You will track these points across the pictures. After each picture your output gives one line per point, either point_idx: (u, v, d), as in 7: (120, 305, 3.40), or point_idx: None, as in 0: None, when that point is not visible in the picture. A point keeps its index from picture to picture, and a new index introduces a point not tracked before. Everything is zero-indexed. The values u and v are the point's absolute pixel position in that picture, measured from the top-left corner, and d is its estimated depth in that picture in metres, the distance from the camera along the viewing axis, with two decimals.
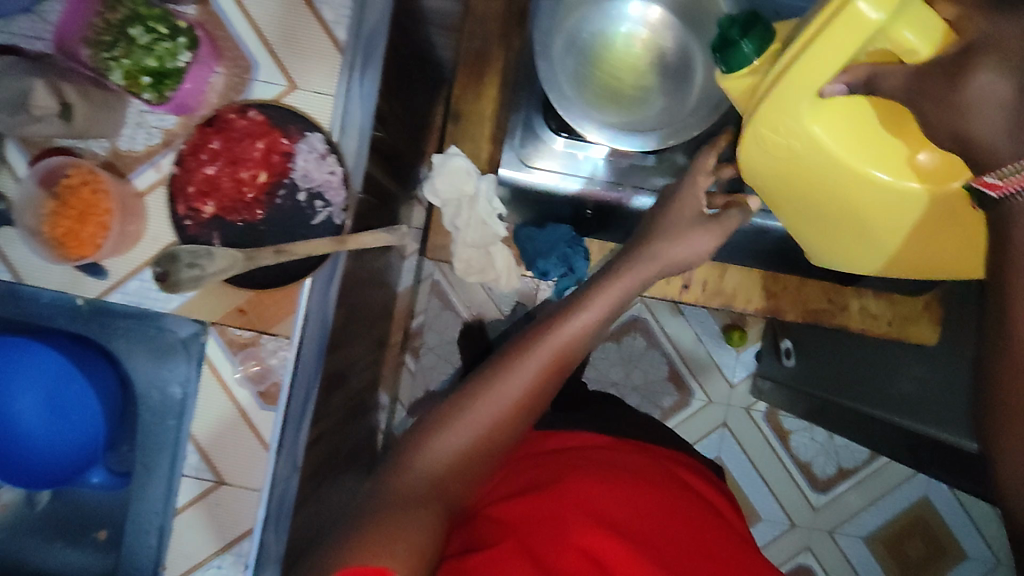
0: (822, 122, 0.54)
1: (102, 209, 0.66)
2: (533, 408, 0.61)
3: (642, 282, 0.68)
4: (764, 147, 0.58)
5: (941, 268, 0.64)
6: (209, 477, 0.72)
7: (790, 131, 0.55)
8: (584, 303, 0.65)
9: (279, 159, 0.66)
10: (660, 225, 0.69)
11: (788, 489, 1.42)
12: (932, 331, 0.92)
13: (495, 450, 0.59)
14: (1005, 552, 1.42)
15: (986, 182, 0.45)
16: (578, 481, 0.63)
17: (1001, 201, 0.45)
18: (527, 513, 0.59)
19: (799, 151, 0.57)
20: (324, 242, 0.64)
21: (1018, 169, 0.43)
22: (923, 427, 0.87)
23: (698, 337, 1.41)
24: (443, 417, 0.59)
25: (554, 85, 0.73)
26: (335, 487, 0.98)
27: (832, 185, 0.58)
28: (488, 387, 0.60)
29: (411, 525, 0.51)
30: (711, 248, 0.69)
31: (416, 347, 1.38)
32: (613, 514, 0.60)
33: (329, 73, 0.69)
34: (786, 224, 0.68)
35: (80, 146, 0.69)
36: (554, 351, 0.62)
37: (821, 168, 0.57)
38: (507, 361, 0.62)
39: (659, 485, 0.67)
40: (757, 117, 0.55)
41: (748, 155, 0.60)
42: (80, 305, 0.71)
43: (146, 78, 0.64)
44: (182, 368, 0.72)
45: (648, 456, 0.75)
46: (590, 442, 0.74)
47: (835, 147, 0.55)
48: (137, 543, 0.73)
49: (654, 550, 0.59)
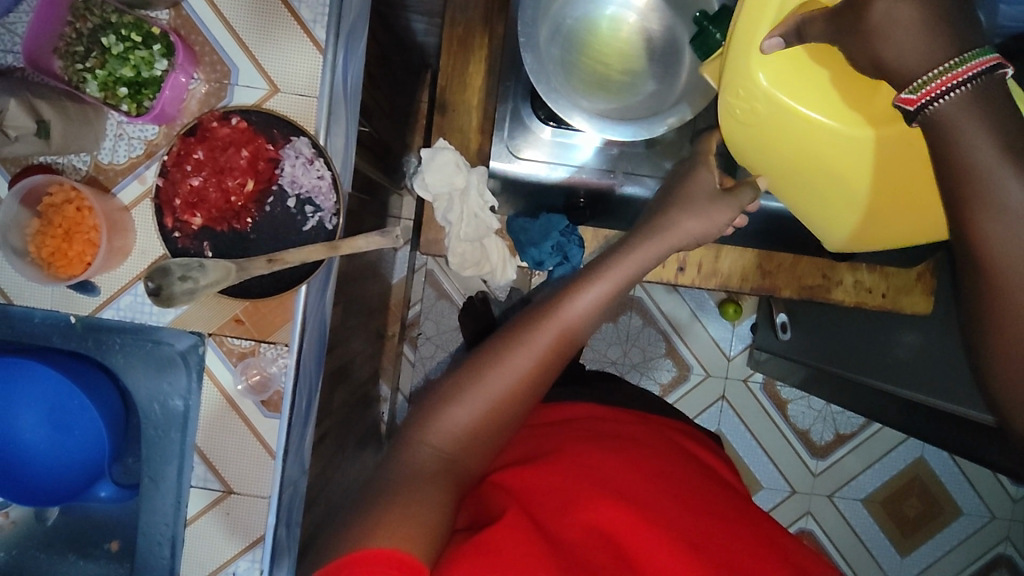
0: (777, 82, 0.57)
1: (88, 226, 0.65)
2: (537, 388, 0.60)
3: (657, 255, 0.66)
4: (735, 114, 0.61)
5: (924, 232, 0.65)
6: (217, 486, 0.72)
7: (751, 94, 0.58)
8: (588, 279, 0.63)
9: (266, 166, 0.65)
10: (675, 200, 0.68)
11: (788, 457, 1.44)
12: (925, 300, 0.94)
13: (503, 425, 0.59)
14: (999, 506, 1.46)
15: (903, 98, 0.46)
16: (581, 451, 0.63)
17: (919, 114, 0.46)
18: (531, 482, 0.59)
19: (765, 113, 0.59)
20: (317, 248, 0.63)
21: (935, 75, 0.44)
22: (917, 395, 0.88)
23: (693, 313, 1.41)
24: (451, 393, 0.59)
25: (542, 76, 0.71)
26: (341, 482, 0.99)
27: (801, 146, 0.60)
28: (496, 362, 0.59)
29: (420, 504, 0.50)
30: (726, 221, 0.68)
31: (414, 337, 1.38)
32: (618, 480, 0.61)
33: (310, 74, 0.68)
34: (775, 185, 0.68)
35: (61, 161, 0.68)
36: (558, 330, 0.60)
37: (788, 128, 0.59)
38: (510, 340, 0.61)
39: (659, 452, 0.68)
40: (724, 87, 0.60)
41: (722, 121, 0.64)
42: (74, 323, 0.71)
43: (123, 89, 0.64)
44: (183, 381, 0.72)
45: (648, 424, 0.76)
46: (591, 413, 0.75)
47: (798, 106, 0.57)
48: (150, 555, 0.73)
49: (660, 511, 0.59)
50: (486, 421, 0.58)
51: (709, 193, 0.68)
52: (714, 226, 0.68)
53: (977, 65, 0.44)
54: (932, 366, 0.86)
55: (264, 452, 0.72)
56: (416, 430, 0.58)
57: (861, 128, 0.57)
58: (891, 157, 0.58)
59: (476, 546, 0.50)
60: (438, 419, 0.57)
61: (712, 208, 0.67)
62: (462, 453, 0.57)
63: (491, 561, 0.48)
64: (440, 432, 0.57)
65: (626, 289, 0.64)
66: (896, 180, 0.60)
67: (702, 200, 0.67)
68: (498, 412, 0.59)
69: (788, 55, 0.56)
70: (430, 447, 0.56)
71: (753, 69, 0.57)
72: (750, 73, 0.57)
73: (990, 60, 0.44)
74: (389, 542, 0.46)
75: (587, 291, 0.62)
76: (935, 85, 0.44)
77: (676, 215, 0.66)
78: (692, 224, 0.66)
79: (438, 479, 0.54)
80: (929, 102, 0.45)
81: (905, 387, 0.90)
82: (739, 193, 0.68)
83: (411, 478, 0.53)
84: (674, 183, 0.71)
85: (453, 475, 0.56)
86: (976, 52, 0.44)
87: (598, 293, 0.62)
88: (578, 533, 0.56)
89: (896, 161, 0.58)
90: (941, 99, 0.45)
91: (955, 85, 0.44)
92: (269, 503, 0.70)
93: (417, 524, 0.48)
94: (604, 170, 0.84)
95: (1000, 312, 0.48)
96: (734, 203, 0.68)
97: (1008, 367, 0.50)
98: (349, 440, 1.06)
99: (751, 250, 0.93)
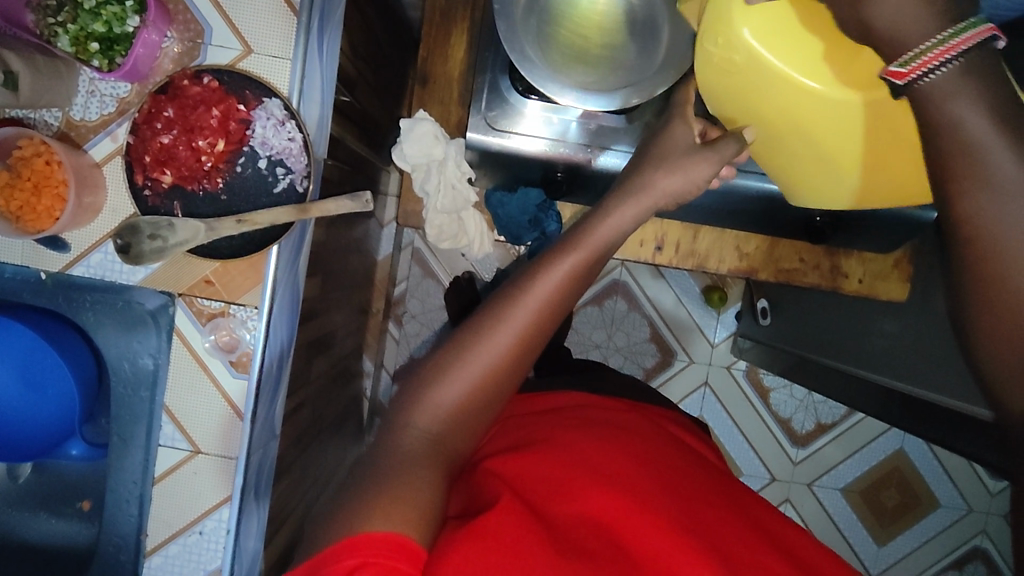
0: (760, 34, 0.56)
1: (58, 180, 0.64)
2: (517, 365, 0.60)
3: (637, 216, 0.65)
4: (712, 63, 0.60)
5: (904, 194, 0.65)
6: (185, 446, 0.73)
7: (729, 44, 0.57)
8: (560, 252, 0.62)
9: (237, 127, 0.65)
10: (657, 158, 0.66)
11: (768, 444, 1.45)
12: (899, 286, 0.97)
13: (490, 404, 0.60)
14: (977, 500, 1.47)
15: (893, 71, 0.46)
16: (571, 438, 0.64)
17: (908, 88, 0.46)
18: (523, 469, 0.60)
19: (741, 64, 0.58)
20: (286, 210, 0.65)
21: (927, 48, 0.44)
22: (887, 380, 0.87)
23: (678, 299, 1.42)
24: (435, 372, 0.59)
25: (516, 45, 0.72)
26: (316, 453, 0.99)
27: (773, 101, 0.60)
28: (478, 340, 0.59)
29: (410, 486, 0.51)
30: (711, 177, 0.66)
31: (399, 315, 1.38)
32: (605, 463, 0.61)
33: (286, 37, 0.68)
34: (761, 154, 0.69)
35: (33, 116, 0.67)
36: (537, 306, 0.60)
37: (763, 79, 0.58)
38: (488, 319, 0.60)
39: (645, 436, 0.68)
40: (704, 33, 0.58)
41: (698, 67, 0.63)
42: (44, 279, 0.71)
43: (94, 44, 0.64)
44: (153, 340, 0.72)
45: (636, 410, 0.76)
46: (579, 399, 0.75)
47: (773, 58, 0.56)
48: (118, 513, 0.74)
49: (650, 493, 0.59)
50: (468, 400, 0.58)
51: (685, 147, 0.66)
52: (692, 183, 0.66)
53: (970, 39, 0.43)
54: (906, 354, 0.86)
55: (233, 413, 0.72)
56: (402, 413, 0.58)
57: (831, 91, 0.56)
58: (858, 122, 0.59)
59: (471, 528, 0.50)
60: (422, 401, 0.58)
61: (688, 163, 0.65)
62: (448, 434, 0.58)
63: (483, 544, 0.49)
64: (425, 413, 0.58)
65: (599, 258, 0.63)
66: (870, 141, 0.60)
67: (676, 155, 0.66)
68: (478, 391, 0.59)
69: (773, 7, 0.55)
70: (416, 430, 0.57)
71: (737, 22, 0.55)
72: (733, 24, 0.56)
73: (985, 32, 0.44)
74: (384, 526, 0.47)
75: (557, 264, 0.60)
76: (929, 57, 0.44)
77: (652, 175, 0.65)
78: (668, 181, 0.65)
79: (427, 461, 0.55)
80: (919, 77, 0.45)
81: (884, 373, 0.88)
82: (720, 145, 0.64)
83: (399, 463, 0.54)
84: (654, 136, 0.69)
85: (442, 455, 0.57)
86: (970, 23, 0.44)
87: (572, 266, 0.61)
88: (569, 517, 0.56)
89: (870, 123, 0.58)
90: (932, 73, 0.44)
91: (946, 59, 0.44)
92: (238, 465, 0.70)
93: (411, 509, 0.50)
94: (582, 143, 0.82)
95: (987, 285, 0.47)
96: (715, 156, 0.65)
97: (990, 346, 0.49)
98: (330, 412, 1.07)
99: (730, 233, 0.95)
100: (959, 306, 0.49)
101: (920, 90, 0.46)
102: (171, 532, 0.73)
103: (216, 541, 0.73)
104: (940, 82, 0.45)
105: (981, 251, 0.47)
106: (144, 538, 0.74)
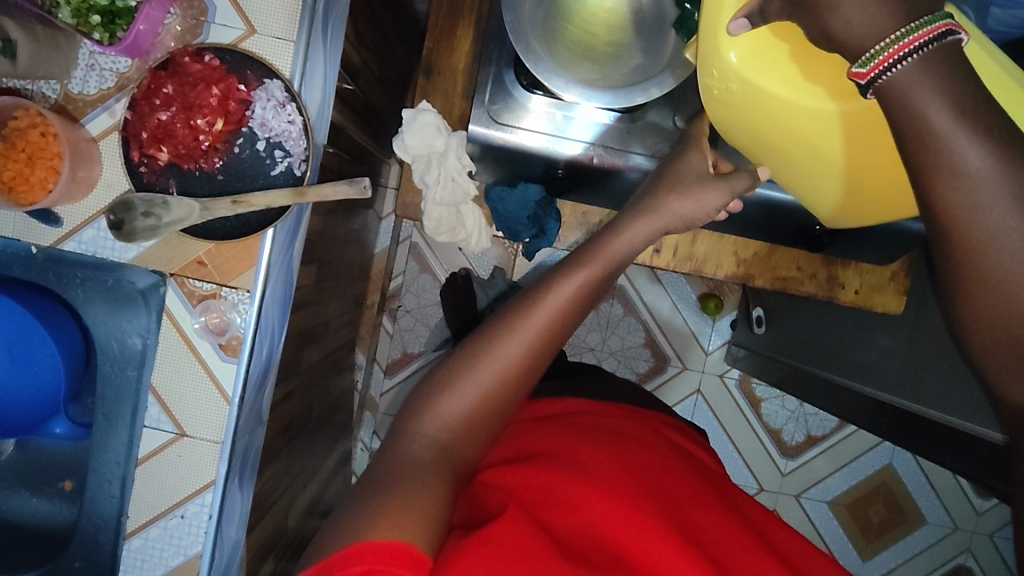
0: (749, 60, 0.55)
1: (52, 152, 0.64)
2: (527, 376, 0.59)
3: (648, 236, 0.66)
4: (712, 93, 0.60)
5: (898, 209, 0.64)
6: (170, 428, 0.72)
7: (722, 73, 0.57)
8: (574, 265, 0.61)
9: (236, 107, 0.65)
10: (670, 182, 0.67)
11: (758, 455, 1.45)
12: (897, 298, 0.95)
13: (497, 413, 0.59)
14: (964, 519, 1.47)
15: (855, 72, 0.43)
16: (574, 447, 0.63)
17: (869, 88, 0.44)
18: (525, 478, 0.58)
19: (739, 91, 0.58)
20: (283, 194, 0.65)
21: (883, 47, 0.42)
22: (879, 392, 0.87)
23: (674, 306, 1.41)
24: (444, 380, 0.59)
25: (521, 38, 0.71)
26: (302, 444, 0.98)
27: (774, 120, 0.58)
28: (487, 349, 0.58)
29: (414, 493, 0.51)
30: (720, 207, 0.68)
31: (394, 309, 1.37)
32: (608, 472, 0.60)
33: (290, 19, 0.67)
34: (770, 172, 0.67)
35: (31, 87, 0.67)
36: (548, 316, 0.59)
37: (762, 105, 0.58)
38: (498, 327, 0.59)
39: (646, 442, 0.67)
40: (702, 65, 0.59)
41: (706, 100, 0.63)
42: (35, 254, 0.70)
43: (95, 17, 0.63)
44: (142, 320, 0.71)
45: (635, 416, 0.75)
46: (579, 406, 0.74)
47: (768, 83, 0.55)
48: (99, 494, 0.73)
49: (653, 501, 0.58)
50: (478, 408, 0.58)
51: (699, 175, 0.67)
52: (702, 209, 0.67)
53: (927, 34, 0.41)
54: (899, 368, 0.86)
55: (222, 398, 0.71)
56: (409, 421, 0.58)
57: (835, 107, 0.54)
58: (861, 136, 0.56)
59: (477, 536, 0.49)
60: (431, 410, 0.57)
61: (700, 189, 0.67)
62: (457, 442, 0.57)
63: (491, 551, 0.48)
64: (433, 421, 0.57)
65: (613, 274, 0.63)
66: (868, 160, 0.59)
67: (691, 180, 0.67)
68: (488, 400, 0.58)
69: (757, 32, 0.54)
70: (425, 437, 0.56)
71: (723, 47, 0.55)
72: (720, 52, 0.55)
73: (941, 27, 0.41)
74: (389, 535, 0.46)
75: (572, 276, 0.60)
76: (886, 55, 0.42)
77: (665, 197, 0.66)
78: (681, 205, 0.66)
79: (436, 470, 0.54)
80: (880, 75, 0.43)
81: (874, 386, 0.89)
82: (733, 178, 0.67)
83: (405, 473, 0.53)
84: (667, 162, 0.71)
85: (449, 463, 0.56)
86: (925, 19, 0.41)
87: (586, 278, 0.61)
88: (573, 527, 0.55)
89: (867, 140, 0.57)
90: (893, 69, 0.42)
91: (907, 53, 0.41)
92: (222, 451, 0.71)
93: (417, 516, 0.48)
94: (587, 143, 0.82)
95: (976, 297, 0.46)
96: (727, 187, 0.67)
97: (984, 359, 0.49)
98: (319, 403, 1.06)
99: (729, 238, 0.95)
100: (955, 318, 0.49)
101: (882, 88, 0.43)
102: (153, 515, 0.72)
103: (197, 525, 0.72)
104: (902, 77, 0.42)
105: (973, 274, 0.45)
106: (126, 520, 0.73)
